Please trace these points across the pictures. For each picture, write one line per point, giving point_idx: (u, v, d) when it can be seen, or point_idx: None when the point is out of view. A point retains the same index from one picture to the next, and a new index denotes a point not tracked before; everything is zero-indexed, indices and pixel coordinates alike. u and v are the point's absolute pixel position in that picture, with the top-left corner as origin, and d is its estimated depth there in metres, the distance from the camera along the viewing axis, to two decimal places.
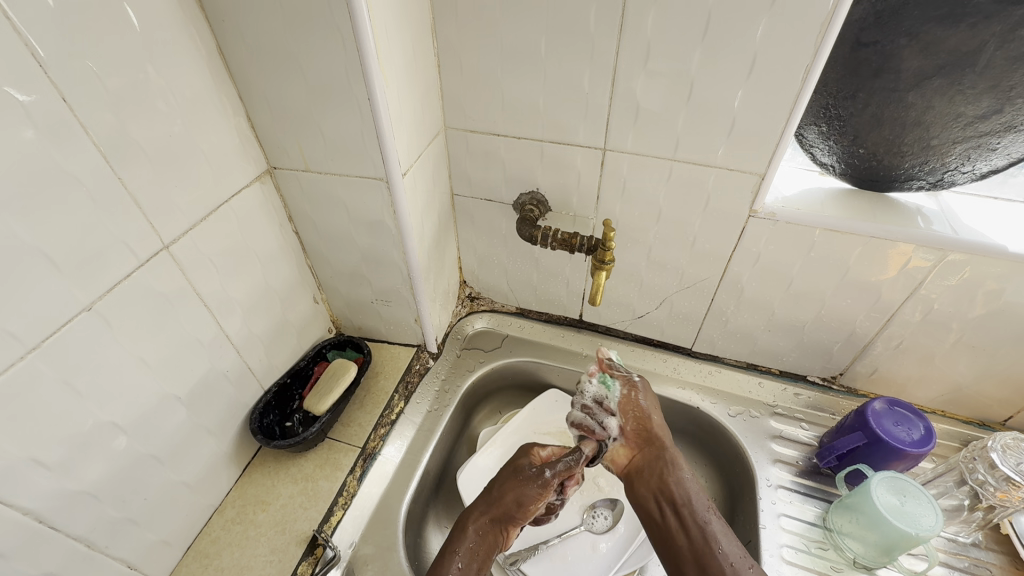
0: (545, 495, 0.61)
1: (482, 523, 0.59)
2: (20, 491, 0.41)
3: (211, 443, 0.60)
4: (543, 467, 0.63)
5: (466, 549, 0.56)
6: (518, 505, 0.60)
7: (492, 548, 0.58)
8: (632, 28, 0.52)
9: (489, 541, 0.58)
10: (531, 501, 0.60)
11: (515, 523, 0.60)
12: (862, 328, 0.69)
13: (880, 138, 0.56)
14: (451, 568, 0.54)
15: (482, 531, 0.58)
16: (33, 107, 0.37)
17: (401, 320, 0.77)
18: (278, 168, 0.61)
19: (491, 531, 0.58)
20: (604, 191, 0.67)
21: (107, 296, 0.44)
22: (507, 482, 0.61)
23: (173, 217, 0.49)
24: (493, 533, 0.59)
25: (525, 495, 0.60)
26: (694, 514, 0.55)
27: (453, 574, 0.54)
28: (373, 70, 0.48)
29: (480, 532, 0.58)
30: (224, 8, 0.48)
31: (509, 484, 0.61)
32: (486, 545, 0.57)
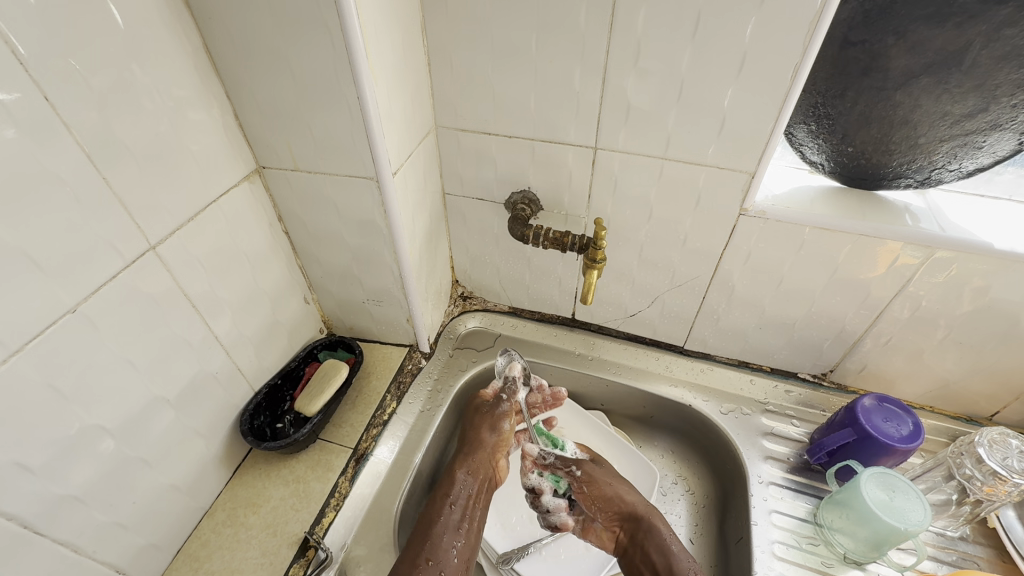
0: (506, 415, 0.73)
1: (468, 464, 0.68)
2: (4, 497, 0.40)
3: (200, 445, 0.59)
4: (498, 397, 0.75)
5: (457, 490, 0.65)
6: (495, 432, 0.71)
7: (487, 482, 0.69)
8: (623, 27, 0.52)
9: (482, 480, 0.68)
10: (505, 423, 0.72)
11: (498, 450, 0.70)
12: (852, 325, 0.70)
13: (869, 136, 0.56)
14: (446, 509, 0.63)
15: (482, 464, 0.68)
16: (14, 105, 0.36)
17: (393, 320, 0.77)
18: (267, 168, 0.60)
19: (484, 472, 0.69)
20: (596, 190, 0.67)
21: (93, 297, 0.44)
22: (477, 422, 0.72)
23: (159, 217, 0.48)
24: (484, 470, 0.69)
25: (493, 425, 0.71)
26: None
27: (454, 541, 0.61)
28: (362, 69, 0.48)
29: (468, 476, 0.67)
30: (211, 5, 0.47)
31: (479, 422, 0.72)
32: (479, 480, 0.67)
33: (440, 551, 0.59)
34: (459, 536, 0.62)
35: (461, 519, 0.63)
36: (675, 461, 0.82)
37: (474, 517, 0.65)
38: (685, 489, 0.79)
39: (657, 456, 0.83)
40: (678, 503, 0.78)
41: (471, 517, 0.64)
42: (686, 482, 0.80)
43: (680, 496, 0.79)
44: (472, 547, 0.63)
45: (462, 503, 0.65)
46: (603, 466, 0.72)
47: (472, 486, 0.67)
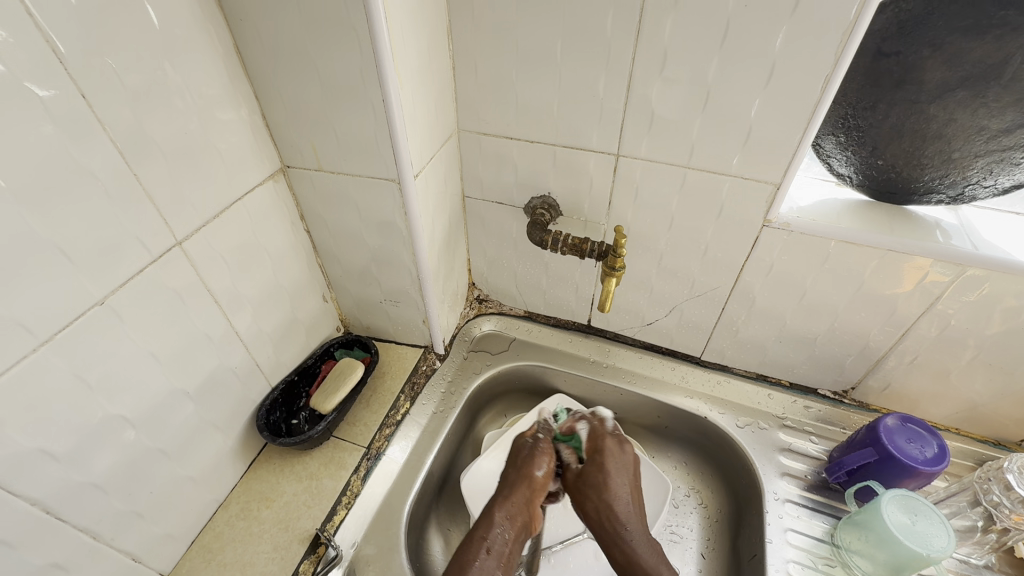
0: (547, 455, 0.62)
1: (508, 506, 0.56)
2: (30, 482, 0.41)
3: (216, 438, 0.60)
4: (535, 436, 0.65)
5: (495, 534, 0.53)
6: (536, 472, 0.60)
7: (525, 530, 0.56)
8: (650, 34, 0.52)
9: (521, 526, 0.55)
10: (542, 465, 0.61)
11: (539, 494, 0.59)
12: (875, 342, 0.68)
13: (900, 149, 0.55)
14: (482, 552, 0.51)
15: (520, 506, 0.57)
16: (52, 101, 0.37)
17: (409, 321, 0.77)
18: (291, 167, 0.61)
19: (524, 516, 0.56)
20: (616, 197, 0.67)
21: (120, 291, 0.45)
22: (518, 463, 0.61)
23: (185, 213, 0.49)
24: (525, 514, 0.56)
25: (532, 465, 0.60)
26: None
27: None
28: (388, 71, 0.48)
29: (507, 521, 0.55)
30: (243, 8, 0.48)
31: (521, 462, 0.61)
32: (517, 525, 0.55)
33: None
34: None
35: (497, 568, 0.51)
36: (688, 474, 0.81)
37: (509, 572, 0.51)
38: (698, 502, 0.78)
39: (670, 468, 0.82)
40: (691, 517, 0.77)
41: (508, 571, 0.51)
42: (699, 495, 0.79)
43: (692, 509, 0.78)
44: None
45: (499, 551, 0.52)
46: (619, 461, 0.61)
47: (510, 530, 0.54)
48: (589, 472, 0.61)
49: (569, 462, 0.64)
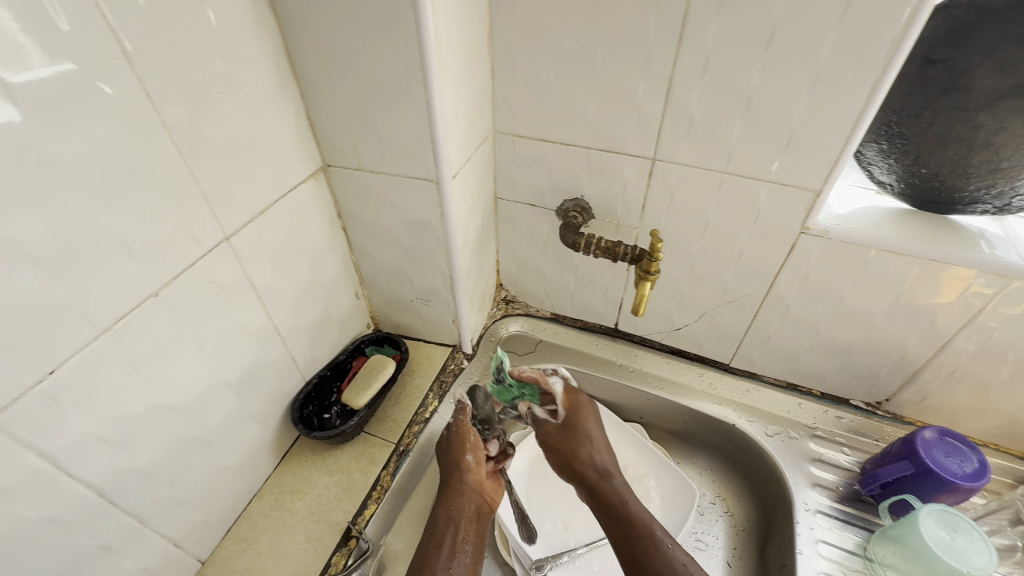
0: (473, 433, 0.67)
1: (452, 501, 0.60)
2: (85, 466, 0.42)
3: (253, 429, 0.61)
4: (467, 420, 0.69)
5: (447, 531, 0.57)
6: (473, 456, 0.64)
7: (478, 511, 0.61)
8: (693, 38, 0.52)
9: (470, 509, 0.60)
10: (470, 450, 0.64)
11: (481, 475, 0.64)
12: (913, 353, 0.67)
13: (945, 158, 0.54)
14: (436, 553, 0.55)
15: (465, 495, 0.61)
16: (118, 99, 0.39)
17: (438, 320, 0.78)
18: (331, 166, 0.62)
19: (470, 502, 0.61)
20: (651, 201, 0.67)
21: (173, 283, 0.46)
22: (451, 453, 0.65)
23: (234, 210, 0.51)
24: (475, 502, 0.61)
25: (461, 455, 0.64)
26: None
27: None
28: (433, 73, 0.49)
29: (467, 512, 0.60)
30: (294, 9, 0.49)
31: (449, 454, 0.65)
32: (465, 512, 0.59)
33: None
34: None
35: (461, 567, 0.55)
36: (714, 481, 0.80)
37: (467, 553, 0.56)
38: (724, 510, 0.77)
39: (695, 474, 0.81)
40: (716, 524, 0.76)
41: (464, 555, 0.56)
42: (725, 503, 0.78)
43: (718, 517, 0.77)
44: None
45: (450, 541, 0.57)
46: (598, 421, 0.69)
47: (460, 519, 0.59)
48: (573, 424, 0.68)
49: (544, 420, 0.69)
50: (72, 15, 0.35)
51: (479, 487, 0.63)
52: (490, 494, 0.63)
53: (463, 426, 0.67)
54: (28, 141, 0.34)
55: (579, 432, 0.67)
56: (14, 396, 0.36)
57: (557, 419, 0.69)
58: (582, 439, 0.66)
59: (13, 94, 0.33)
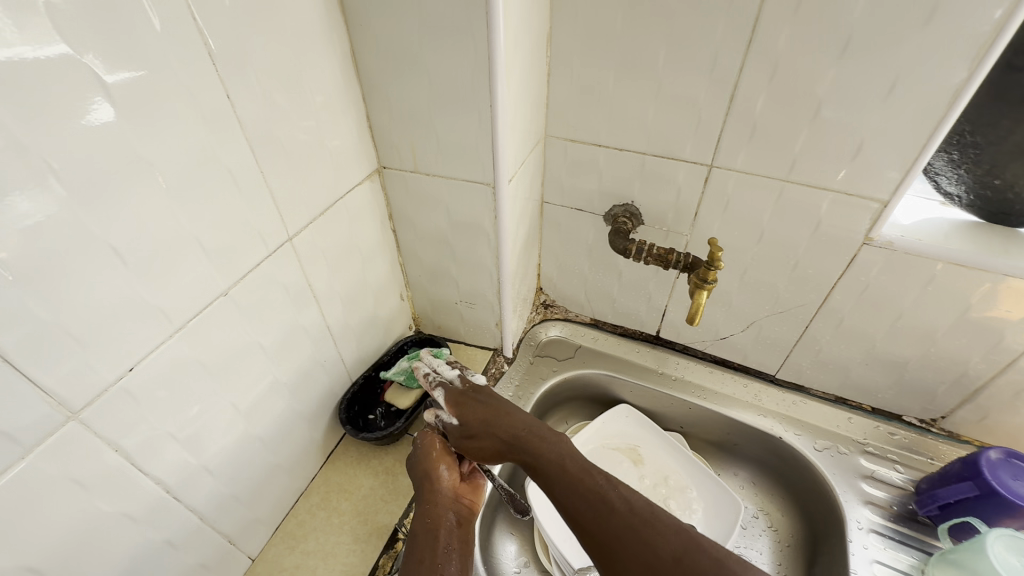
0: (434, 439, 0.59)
1: (427, 511, 0.53)
2: (156, 463, 0.43)
3: (304, 428, 0.62)
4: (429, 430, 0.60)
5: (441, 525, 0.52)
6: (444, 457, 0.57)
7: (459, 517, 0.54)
8: (763, 43, 0.51)
9: (449, 518, 0.53)
10: (436, 452, 0.57)
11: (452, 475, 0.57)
12: (976, 370, 0.65)
13: (1021, 170, 0.52)
14: (433, 529, 0.52)
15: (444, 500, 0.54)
16: (201, 99, 0.39)
17: (481, 323, 0.78)
18: (386, 168, 0.62)
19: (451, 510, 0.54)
20: (705, 208, 0.66)
21: (241, 282, 0.46)
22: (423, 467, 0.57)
23: (298, 211, 0.51)
24: (457, 508, 0.55)
25: (431, 458, 0.57)
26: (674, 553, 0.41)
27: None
28: (499, 76, 0.49)
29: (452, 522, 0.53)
30: (362, 11, 0.49)
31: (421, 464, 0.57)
32: (443, 522, 0.53)
33: None
34: None
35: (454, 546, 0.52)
36: (757, 494, 0.78)
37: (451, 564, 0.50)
38: (767, 524, 0.76)
39: (737, 487, 0.80)
40: (760, 539, 0.75)
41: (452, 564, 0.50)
42: (769, 517, 0.76)
43: (762, 531, 0.75)
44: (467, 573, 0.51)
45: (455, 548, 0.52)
46: (494, 394, 0.58)
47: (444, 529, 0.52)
48: (476, 412, 0.56)
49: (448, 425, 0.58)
50: (165, 17, 0.35)
51: (454, 494, 0.56)
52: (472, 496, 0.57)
53: (427, 438, 0.59)
54: (120, 140, 0.34)
55: (469, 419, 0.56)
56: (98, 391, 0.37)
57: (456, 422, 0.57)
58: (493, 428, 0.54)
59: (110, 93, 0.33)
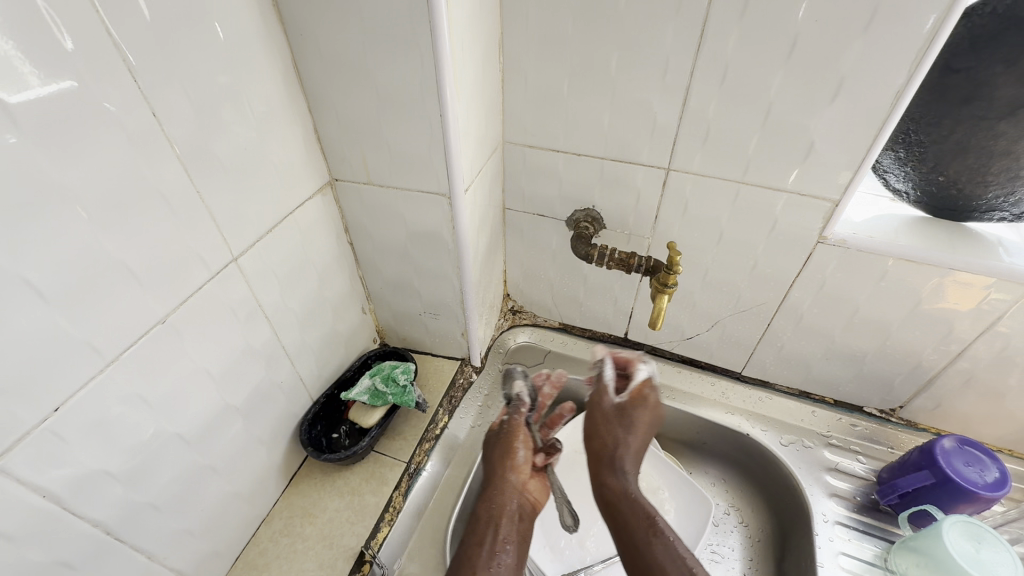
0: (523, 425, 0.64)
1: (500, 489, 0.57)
2: (93, 504, 0.40)
3: (263, 453, 0.59)
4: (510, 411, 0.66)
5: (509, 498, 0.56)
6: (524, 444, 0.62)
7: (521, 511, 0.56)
8: (712, 47, 0.51)
9: (511, 509, 0.55)
10: (520, 436, 0.62)
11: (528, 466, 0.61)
12: (929, 361, 0.66)
13: (963, 166, 0.53)
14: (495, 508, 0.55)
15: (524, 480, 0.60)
16: (123, 118, 0.37)
17: (447, 333, 0.77)
18: (339, 180, 0.60)
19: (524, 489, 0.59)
20: (664, 211, 0.66)
21: (181, 308, 0.44)
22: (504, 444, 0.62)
23: (242, 230, 0.49)
24: (526, 498, 0.58)
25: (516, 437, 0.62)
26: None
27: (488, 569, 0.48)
28: (447, 86, 0.48)
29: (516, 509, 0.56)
30: (302, 20, 0.47)
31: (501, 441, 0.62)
32: (507, 509, 0.55)
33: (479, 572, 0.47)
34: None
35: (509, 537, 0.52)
36: (727, 491, 0.79)
37: (507, 553, 0.50)
38: (738, 521, 0.77)
39: (707, 485, 0.80)
40: (731, 536, 0.75)
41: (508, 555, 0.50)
42: (740, 513, 0.77)
43: (732, 528, 0.76)
44: None
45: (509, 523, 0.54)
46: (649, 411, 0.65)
47: (513, 505, 0.56)
48: (594, 414, 0.66)
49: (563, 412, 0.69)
50: (75, 33, 0.33)
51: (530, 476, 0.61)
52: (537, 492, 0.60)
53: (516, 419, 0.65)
54: (30, 166, 0.32)
55: (591, 412, 0.66)
56: (19, 436, 0.34)
57: (611, 399, 0.66)
58: (605, 435, 0.62)
59: (13, 117, 0.31)
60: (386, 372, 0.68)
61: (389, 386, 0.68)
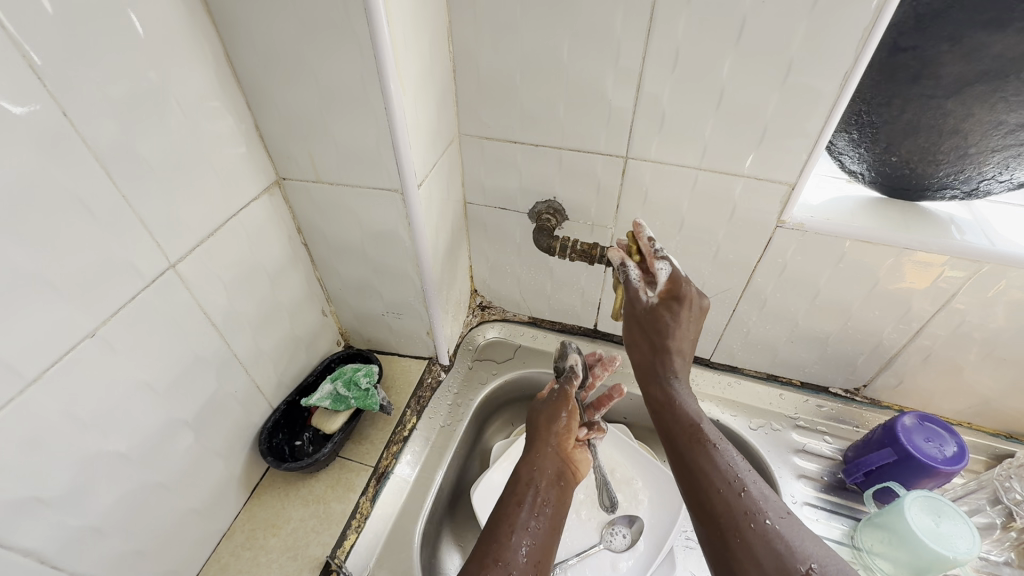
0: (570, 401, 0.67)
1: (540, 457, 0.61)
2: (21, 531, 0.38)
3: (219, 465, 0.57)
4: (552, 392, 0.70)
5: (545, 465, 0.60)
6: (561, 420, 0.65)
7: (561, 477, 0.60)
8: (662, 32, 0.50)
9: (550, 474, 0.60)
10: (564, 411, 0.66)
11: (565, 440, 0.64)
12: (889, 340, 0.67)
13: (915, 145, 0.54)
14: (532, 474, 0.59)
15: (547, 458, 0.61)
16: (31, 120, 0.34)
17: (412, 333, 0.75)
18: (286, 179, 0.58)
19: (550, 466, 0.61)
20: (625, 200, 0.65)
21: (113, 320, 0.42)
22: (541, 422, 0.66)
23: (180, 235, 0.46)
24: (566, 461, 0.63)
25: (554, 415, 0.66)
26: (730, 527, 0.44)
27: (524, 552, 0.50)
28: (390, 76, 0.46)
29: (553, 470, 0.60)
30: (232, 10, 0.45)
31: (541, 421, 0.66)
32: (547, 474, 0.59)
33: (507, 551, 0.50)
34: (529, 533, 0.52)
35: (536, 523, 0.54)
36: None
37: (546, 516, 0.55)
38: None
39: None
40: None
41: (543, 518, 0.54)
42: None
43: None
44: (549, 543, 0.53)
45: (531, 501, 0.56)
46: (687, 320, 0.58)
47: (539, 481, 0.58)
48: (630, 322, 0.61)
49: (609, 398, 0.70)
50: None
51: (561, 454, 0.63)
52: (580, 459, 0.64)
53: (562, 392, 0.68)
54: None
55: (629, 327, 0.61)
56: None
57: (649, 299, 0.59)
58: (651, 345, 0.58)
59: None
60: (348, 376, 0.66)
61: (351, 390, 0.66)
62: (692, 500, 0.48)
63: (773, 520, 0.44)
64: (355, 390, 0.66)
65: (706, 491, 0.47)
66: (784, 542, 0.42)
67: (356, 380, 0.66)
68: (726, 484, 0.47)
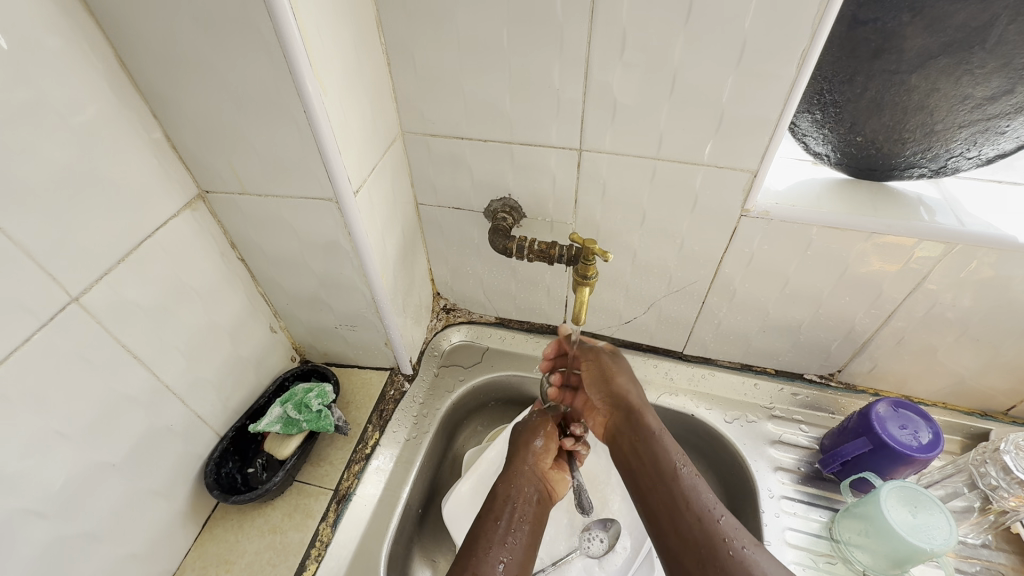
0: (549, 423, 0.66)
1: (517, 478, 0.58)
2: None
3: (159, 505, 0.53)
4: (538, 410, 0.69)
5: (519, 485, 0.58)
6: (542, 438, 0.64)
7: (538, 494, 0.59)
8: (605, 14, 0.46)
9: (529, 491, 0.58)
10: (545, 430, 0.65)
11: (544, 459, 0.63)
12: (861, 325, 0.65)
13: (880, 124, 0.51)
14: (509, 493, 0.57)
15: (525, 476, 0.59)
16: None
17: (370, 344, 0.71)
18: (211, 193, 0.53)
19: (528, 484, 0.59)
20: (582, 194, 0.61)
21: (3, 367, 0.38)
22: (519, 437, 0.65)
23: (81, 267, 0.42)
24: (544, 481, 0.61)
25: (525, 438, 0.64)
26: (711, 555, 0.45)
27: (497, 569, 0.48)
28: (305, 77, 0.41)
29: (528, 491, 0.58)
30: (118, 12, 0.40)
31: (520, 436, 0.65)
32: (525, 492, 0.57)
33: (486, 565, 0.48)
34: (506, 550, 0.50)
35: (513, 539, 0.52)
36: None
37: (523, 532, 0.53)
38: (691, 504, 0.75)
39: None
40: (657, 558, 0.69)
41: (521, 533, 0.53)
42: None
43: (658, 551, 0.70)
44: (523, 564, 0.51)
45: (508, 517, 0.54)
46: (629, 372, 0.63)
47: (517, 498, 0.56)
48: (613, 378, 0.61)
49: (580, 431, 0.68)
50: None
51: (538, 473, 0.61)
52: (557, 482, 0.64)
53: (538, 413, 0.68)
54: None
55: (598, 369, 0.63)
56: None
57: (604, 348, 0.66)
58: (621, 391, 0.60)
59: None
60: (298, 398, 0.63)
61: (303, 413, 0.63)
62: (677, 545, 0.47)
63: (749, 548, 0.45)
64: (308, 411, 0.63)
65: (685, 523, 0.48)
66: (759, 567, 0.44)
67: (306, 403, 0.63)
68: (704, 512, 0.48)
